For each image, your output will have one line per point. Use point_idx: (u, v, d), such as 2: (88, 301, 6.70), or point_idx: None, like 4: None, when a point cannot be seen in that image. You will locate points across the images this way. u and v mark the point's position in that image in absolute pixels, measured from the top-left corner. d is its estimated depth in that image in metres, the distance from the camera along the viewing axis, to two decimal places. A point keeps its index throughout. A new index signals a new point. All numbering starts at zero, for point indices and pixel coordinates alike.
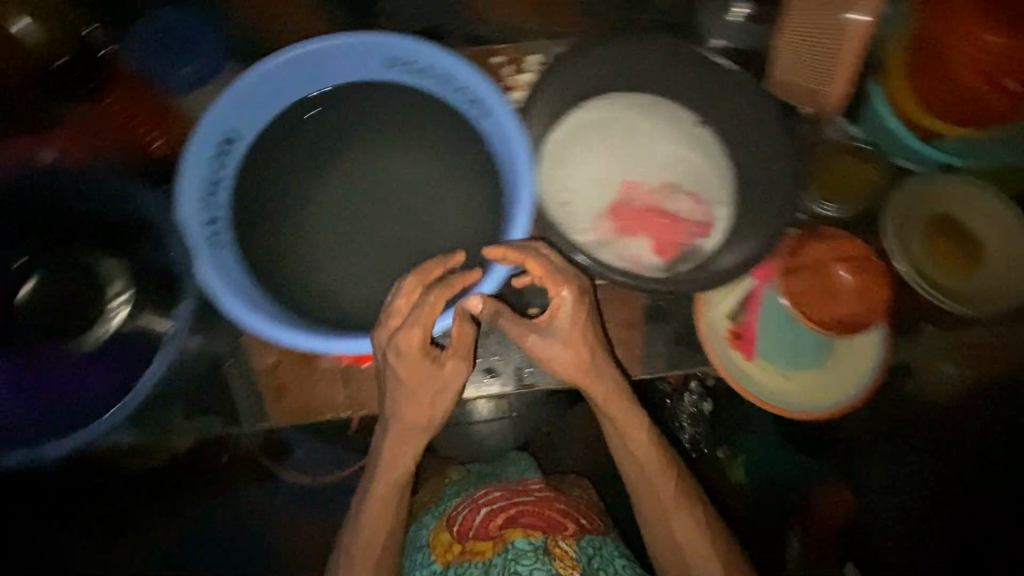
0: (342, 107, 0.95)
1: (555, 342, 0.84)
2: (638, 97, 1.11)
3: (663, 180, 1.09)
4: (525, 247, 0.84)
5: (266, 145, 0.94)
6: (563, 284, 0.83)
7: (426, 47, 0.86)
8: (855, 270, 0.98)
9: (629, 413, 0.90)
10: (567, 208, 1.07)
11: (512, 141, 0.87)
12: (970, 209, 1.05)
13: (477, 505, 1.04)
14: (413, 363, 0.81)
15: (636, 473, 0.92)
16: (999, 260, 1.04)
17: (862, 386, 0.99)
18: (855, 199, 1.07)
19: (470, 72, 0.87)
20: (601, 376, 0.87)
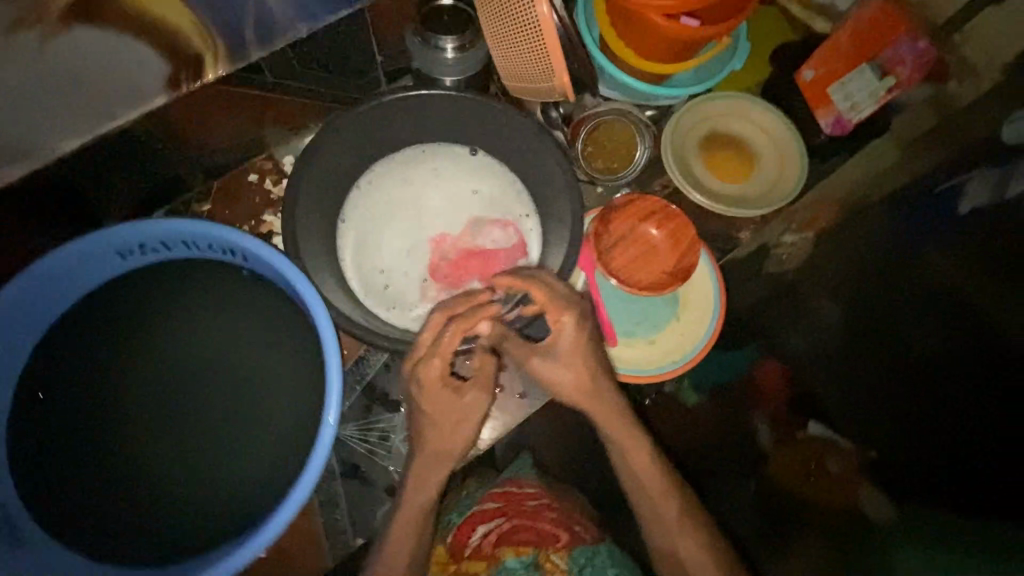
0: (114, 331, 0.84)
1: (563, 361, 0.89)
2: (407, 154, 1.08)
3: (468, 219, 1.08)
4: (530, 277, 0.88)
5: (65, 386, 0.83)
6: (567, 311, 0.87)
7: (139, 225, 0.80)
8: (663, 222, 1.03)
9: (629, 431, 0.94)
10: (389, 290, 1.02)
11: (280, 267, 0.82)
12: (726, 120, 1.17)
13: (473, 521, 1.09)
14: (443, 400, 0.87)
15: (647, 503, 0.97)
16: (763, 154, 1.16)
17: (716, 315, 1.05)
18: (632, 142, 1.13)
19: (202, 227, 0.81)
20: (599, 393, 0.93)
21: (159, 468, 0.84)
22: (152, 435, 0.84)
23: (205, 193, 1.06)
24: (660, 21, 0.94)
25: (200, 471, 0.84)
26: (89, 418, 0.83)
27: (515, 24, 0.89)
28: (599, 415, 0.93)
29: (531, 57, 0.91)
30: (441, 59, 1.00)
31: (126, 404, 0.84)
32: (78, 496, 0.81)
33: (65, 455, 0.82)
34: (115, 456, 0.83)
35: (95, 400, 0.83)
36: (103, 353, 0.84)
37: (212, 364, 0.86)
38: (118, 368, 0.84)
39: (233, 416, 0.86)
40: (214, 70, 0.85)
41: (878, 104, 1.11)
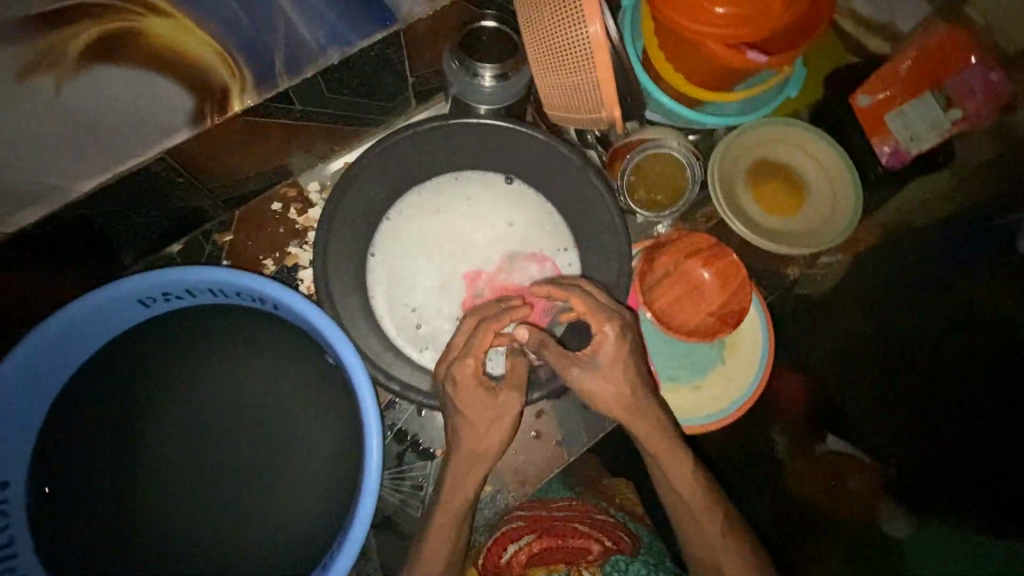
0: (141, 377, 0.81)
1: (603, 371, 0.82)
2: (439, 181, 1.02)
3: (503, 254, 1.02)
4: (569, 285, 0.83)
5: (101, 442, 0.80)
6: (608, 319, 0.81)
7: (159, 276, 0.74)
8: (709, 260, 0.98)
9: (671, 449, 0.86)
10: (421, 330, 0.96)
11: (311, 318, 0.76)
12: (775, 146, 1.10)
13: (498, 543, 0.95)
14: (474, 399, 0.81)
15: (685, 514, 0.88)
16: (814, 187, 1.10)
17: (763, 366, 0.99)
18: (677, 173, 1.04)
19: (226, 275, 0.75)
20: (641, 410, 0.84)
21: (188, 516, 0.81)
22: (182, 482, 0.81)
23: (228, 222, 1.00)
24: (714, 46, 0.86)
25: (230, 520, 0.81)
26: (115, 465, 0.80)
27: (563, 51, 0.82)
28: (638, 433, 0.85)
29: (578, 85, 0.84)
30: (479, 86, 0.94)
31: (154, 452, 0.81)
32: (102, 543, 0.79)
33: (84, 501, 0.78)
34: (142, 503, 0.80)
35: (121, 448, 0.80)
36: (129, 401, 0.80)
37: (245, 414, 0.83)
38: (145, 416, 0.81)
39: (264, 463, 0.82)
40: (239, 101, 0.78)
41: (936, 139, 1.05)
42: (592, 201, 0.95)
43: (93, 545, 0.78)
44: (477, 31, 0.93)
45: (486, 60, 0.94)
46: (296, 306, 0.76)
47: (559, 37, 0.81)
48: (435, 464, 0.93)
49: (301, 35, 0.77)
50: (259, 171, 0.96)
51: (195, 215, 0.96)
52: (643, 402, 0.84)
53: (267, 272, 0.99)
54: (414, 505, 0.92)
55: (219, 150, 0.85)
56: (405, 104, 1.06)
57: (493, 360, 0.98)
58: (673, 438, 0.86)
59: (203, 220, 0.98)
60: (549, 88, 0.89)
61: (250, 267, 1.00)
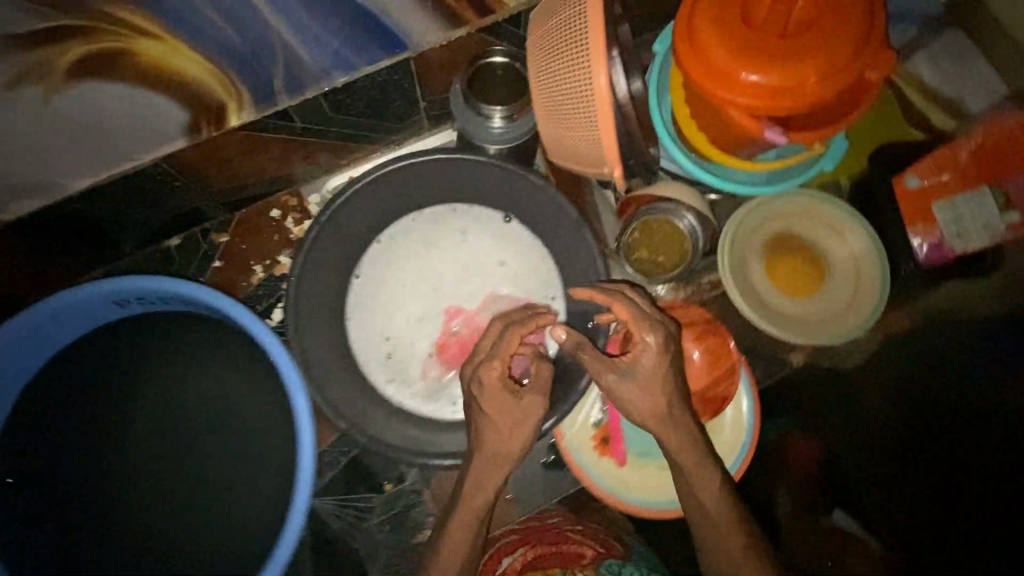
0: (138, 372, 0.88)
1: (640, 384, 0.78)
2: (438, 210, 1.00)
3: (487, 294, 0.99)
4: (613, 291, 0.80)
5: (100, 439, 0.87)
6: (650, 329, 0.77)
7: (130, 282, 0.78)
8: (702, 336, 0.92)
9: (699, 461, 0.80)
10: (392, 359, 0.95)
11: (266, 342, 0.77)
12: (803, 218, 1.01)
13: (493, 560, 0.90)
14: (499, 399, 0.78)
15: (707, 529, 0.80)
16: (837, 272, 1.01)
17: (736, 464, 0.92)
18: (677, 241, 0.97)
19: (186, 285, 0.78)
20: (675, 422, 0.79)
21: (165, 506, 0.87)
22: (160, 475, 0.88)
23: (227, 223, 1.02)
24: (735, 112, 0.79)
25: (203, 512, 0.87)
26: (103, 451, 0.87)
27: (568, 103, 0.78)
28: (672, 450, 0.80)
29: (582, 138, 0.80)
30: (490, 127, 0.93)
31: (139, 442, 0.88)
32: (87, 522, 0.86)
33: (77, 480, 0.86)
34: (126, 490, 0.87)
35: (111, 435, 0.87)
36: (125, 393, 0.88)
37: (225, 417, 0.88)
38: (135, 409, 0.88)
39: (238, 465, 0.88)
40: (238, 116, 0.80)
41: (983, 243, 0.93)
42: None
43: (77, 523, 0.86)
44: (483, 69, 0.92)
45: (496, 100, 0.92)
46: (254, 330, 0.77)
47: (565, 88, 0.77)
48: (385, 498, 0.92)
49: (300, 57, 0.77)
50: (259, 178, 0.97)
51: (197, 214, 0.98)
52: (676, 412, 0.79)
53: (253, 278, 0.99)
54: (355, 536, 0.91)
55: (216, 160, 0.87)
56: (416, 125, 1.04)
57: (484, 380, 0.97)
58: (700, 455, 0.80)
59: (202, 219, 1.00)
60: (554, 138, 0.85)
61: (237, 270, 1.00)
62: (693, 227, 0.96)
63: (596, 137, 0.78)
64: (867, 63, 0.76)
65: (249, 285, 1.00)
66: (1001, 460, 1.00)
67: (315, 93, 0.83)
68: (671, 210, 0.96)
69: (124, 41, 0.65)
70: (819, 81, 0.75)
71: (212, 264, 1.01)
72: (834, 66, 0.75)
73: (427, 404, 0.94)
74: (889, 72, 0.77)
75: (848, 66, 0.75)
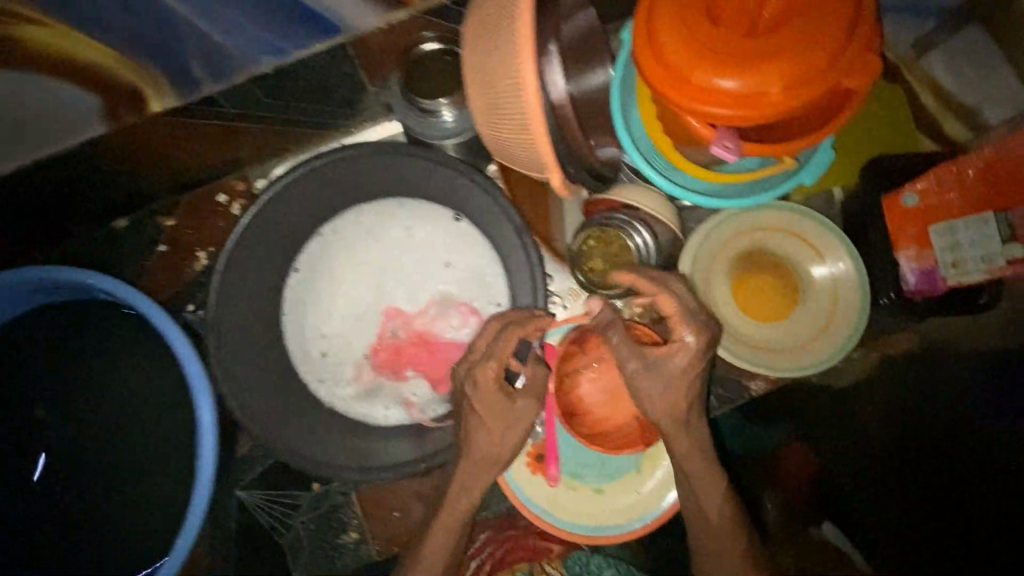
0: (91, 368, 0.87)
1: (658, 383, 0.75)
2: (383, 203, 0.95)
3: (429, 298, 0.95)
4: (661, 280, 0.76)
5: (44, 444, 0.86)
6: (686, 332, 0.73)
7: (36, 271, 0.78)
8: None
9: (706, 467, 0.78)
10: (327, 358, 0.93)
11: (166, 333, 0.76)
12: (781, 235, 0.94)
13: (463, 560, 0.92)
14: (494, 403, 0.75)
15: (703, 537, 0.79)
16: (811, 295, 0.92)
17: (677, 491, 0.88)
18: (624, 256, 0.88)
19: (95, 275, 0.78)
20: (690, 428, 0.77)
21: (116, 508, 0.85)
22: (106, 474, 0.86)
23: (172, 206, 1.00)
24: (693, 121, 0.70)
25: (144, 519, 0.85)
26: (60, 449, 0.86)
27: (501, 102, 0.71)
28: (679, 455, 0.78)
29: (519, 141, 0.73)
30: (436, 123, 0.85)
31: (81, 438, 0.87)
32: (86, 522, 0.85)
33: (47, 479, 0.86)
34: (93, 492, 0.86)
35: (54, 432, 0.86)
36: (63, 386, 0.87)
37: (163, 418, 0.86)
38: (77, 411, 0.87)
39: (179, 466, 0.86)
40: (158, 102, 0.77)
41: (981, 276, 0.81)
42: (518, 262, 0.85)
43: (76, 522, 0.85)
44: (421, 57, 0.83)
45: (441, 91, 0.83)
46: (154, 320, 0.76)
47: (496, 84, 0.70)
48: (312, 497, 0.92)
49: (220, 43, 0.72)
50: (200, 162, 0.94)
51: (143, 194, 0.96)
52: (692, 416, 0.77)
53: (196, 266, 0.98)
54: (281, 531, 0.92)
55: (152, 145, 0.84)
56: (370, 112, 0.97)
57: (415, 386, 0.93)
58: (710, 461, 0.78)
59: (147, 201, 0.98)
60: (492, 137, 0.78)
61: (183, 257, 0.99)
62: (645, 246, 0.87)
63: (532, 140, 0.71)
64: (843, 73, 0.65)
65: (193, 272, 0.99)
66: (1003, 479, 0.86)
67: (242, 78, 0.78)
68: (616, 221, 0.88)
69: (5, 32, 0.60)
70: (784, 90, 0.65)
71: (157, 248, 0.99)
72: (803, 73, 0.64)
73: (359, 405, 0.92)
74: (872, 82, 0.66)
75: (820, 73, 0.65)
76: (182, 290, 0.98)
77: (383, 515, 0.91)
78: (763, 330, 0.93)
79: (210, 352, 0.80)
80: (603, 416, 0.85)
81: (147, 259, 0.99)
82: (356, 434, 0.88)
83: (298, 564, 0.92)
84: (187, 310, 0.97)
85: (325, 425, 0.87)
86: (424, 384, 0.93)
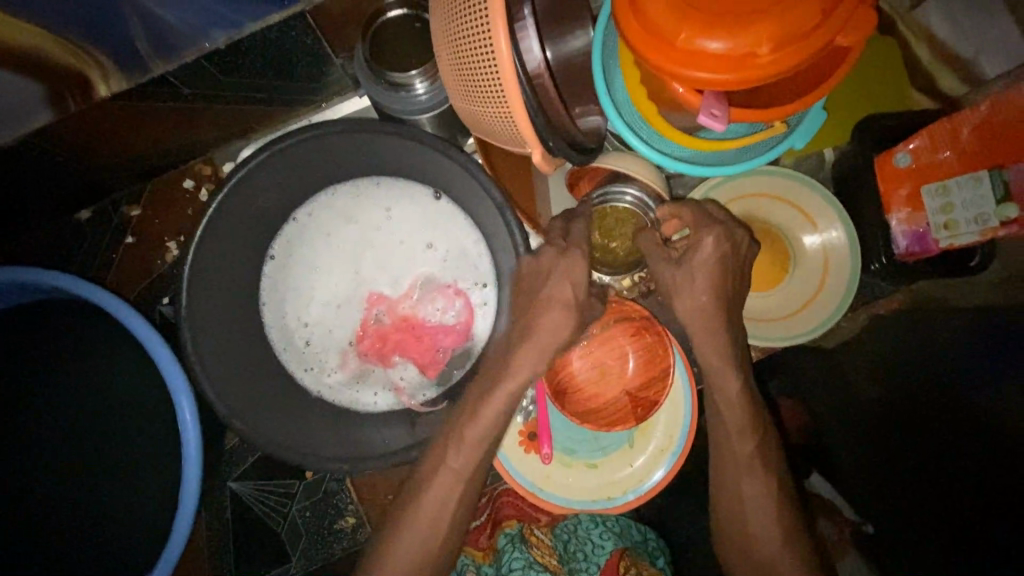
0: (63, 370, 0.84)
1: (683, 284, 0.76)
2: (360, 183, 0.91)
3: (412, 280, 0.93)
4: (701, 205, 0.79)
5: (19, 453, 0.83)
6: (708, 229, 0.76)
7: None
8: (638, 333, 0.85)
9: (725, 406, 0.77)
10: (309, 348, 0.92)
11: (144, 337, 0.73)
12: (770, 201, 0.92)
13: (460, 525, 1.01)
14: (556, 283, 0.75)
15: (733, 483, 0.77)
16: (802, 266, 0.91)
17: (671, 462, 0.88)
18: (621, 220, 0.87)
19: (52, 275, 0.75)
20: (727, 350, 0.76)
21: (103, 515, 0.83)
22: (89, 480, 0.83)
23: (137, 195, 0.97)
24: (678, 87, 0.66)
25: (135, 525, 0.82)
26: (37, 456, 0.84)
27: (473, 73, 0.66)
28: (710, 368, 0.77)
29: (496, 115, 0.69)
30: (405, 98, 0.78)
31: (55, 447, 0.84)
32: (75, 531, 0.83)
33: (27, 491, 0.83)
34: (88, 501, 0.84)
35: (22, 441, 0.83)
36: (34, 394, 0.84)
37: (141, 422, 0.83)
38: (48, 416, 0.84)
39: (160, 469, 0.83)
40: (106, 87, 0.71)
41: (977, 238, 0.79)
42: (502, 243, 0.81)
43: (65, 532, 0.83)
44: (385, 24, 0.78)
45: (405, 65, 0.78)
46: (127, 323, 0.73)
47: (468, 53, 0.65)
48: (306, 486, 0.92)
49: (165, 20, 0.66)
50: (157, 147, 0.89)
51: (101, 186, 0.92)
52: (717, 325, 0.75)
53: (166, 256, 0.94)
54: (277, 521, 0.92)
55: (106, 133, 0.79)
56: (336, 84, 0.93)
57: (402, 369, 0.92)
58: (746, 384, 0.77)
59: (110, 190, 0.95)
60: (468, 110, 0.73)
61: (153, 247, 0.96)
62: (638, 201, 0.85)
63: (510, 114, 0.66)
64: (837, 29, 0.60)
65: (163, 263, 0.95)
66: None
67: (195, 56, 0.72)
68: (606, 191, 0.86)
69: None
70: (773, 51, 0.60)
71: (124, 240, 0.96)
72: (794, 31, 0.60)
73: (348, 392, 0.91)
74: (866, 39, 0.62)
75: (812, 31, 0.60)
76: (153, 285, 0.95)
77: (378, 499, 0.92)
78: (762, 292, 0.92)
79: (187, 353, 0.75)
80: (592, 393, 0.86)
81: (114, 253, 0.96)
82: (347, 422, 0.87)
83: (297, 554, 0.92)
84: (161, 303, 0.95)
85: (313, 415, 0.86)
86: (410, 367, 0.92)
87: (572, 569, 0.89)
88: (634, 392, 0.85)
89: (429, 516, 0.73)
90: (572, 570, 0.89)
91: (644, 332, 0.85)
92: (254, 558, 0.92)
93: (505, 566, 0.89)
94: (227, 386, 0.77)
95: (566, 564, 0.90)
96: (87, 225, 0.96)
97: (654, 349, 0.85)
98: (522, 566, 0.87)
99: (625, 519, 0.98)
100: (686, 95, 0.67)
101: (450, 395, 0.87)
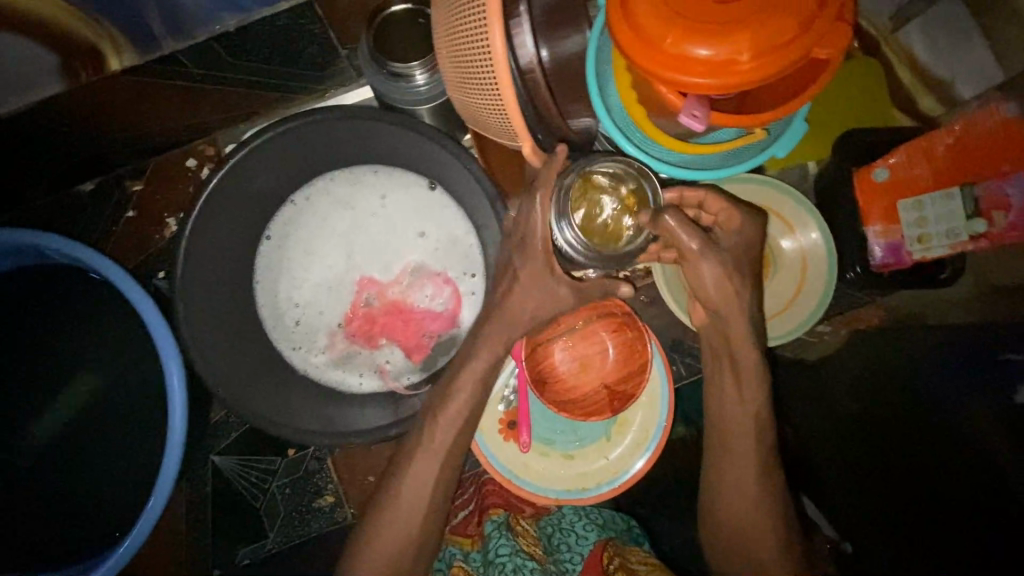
0: (58, 337, 0.86)
1: (724, 262, 0.73)
2: (357, 170, 0.94)
3: (402, 266, 0.95)
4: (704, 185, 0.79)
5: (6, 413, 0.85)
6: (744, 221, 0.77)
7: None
8: (619, 329, 0.88)
9: (744, 393, 0.77)
10: (298, 328, 0.94)
11: (136, 304, 0.75)
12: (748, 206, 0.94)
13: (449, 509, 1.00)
14: (539, 275, 0.75)
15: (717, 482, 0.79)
16: (784, 269, 0.94)
17: (647, 453, 0.90)
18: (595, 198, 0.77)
19: (51, 238, 0.77)
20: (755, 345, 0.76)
21: (86, 480, 0.85)
22: (76, 444, 0.85)
23: (141, 171, 1.00)
24: (662, 89, 0.70)
25: (117, 490, 0.84)
26: (24, 416, 0.85)
27: (469, 65, 0.69)
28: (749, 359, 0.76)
29: (489, 108, 0.72)
30: (407, 88, 0.82)
31: (43, 410, 0.86)
32: (57, 493, 0.85)
33: (10, 452, 0.84)
34: (72, 464, 0.85)
35: (11, 404, 0.85)
36: (26, 357, 0.86)
37: (128, 390, 0.85)
38: (40, 379, 0.86)
39: (144, 436, 0.84)
40: (117, 60, 0.74)
41: (950, 250, 0.81)
42: (491, 231, 0.84)
43: (46, 493, 0.85)
44: (391, 17, 0.81)
45: (407, 58, 0.81)
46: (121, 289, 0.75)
47: (464, 46, 0.68)
48: (288, 463, 0.94)
49: (178, 0, 0.69)
50: (164, 125, 0.92)
51: (106, 159, 0.95)
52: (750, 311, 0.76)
53: (165, 231, 0.97)
54: (255, 496, 0.94)
55: (115, 107, 0.82)
56: (340, 75, 0.96)
57: (387, 353, 0.94)
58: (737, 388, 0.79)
59: (114, 165, 0.97)
60: (463, 102, 0.76)
61: (153, 222, 0.98)
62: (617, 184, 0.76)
63: (503, 108, 0.69)
64: (814, 42, 0.64)
65: (161, 238, 0.98)
66: None
67: (203, 36, 0.75)
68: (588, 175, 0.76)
69: None
70: (753, 59, 0.63)
71: (125, 213, 0.99)
72: (772, 41, 0.63)
73: (333, 372, 0.93)
74: (842, 54, 0.65)
75: (790, 44, 0.63)
76: (151, 258, 0.98)
77: (359, 479, 0.94)
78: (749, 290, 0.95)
79: (179, 322, 0.77)
80: (572, 384, 0.88)
81: (116, 226, 0.99)
82: (330, 400, 0.89)
83: (273, 530, 0.93)
84: (157, 277, 0.97)
85: (297, 392, 0.87)
86: (396, 352, 0.94)
87: (556, 560, 0.85)
88: (611, 387, 0.87)
89: (412, 495, 0.74)
90: (556, 561, 0.85)
91: (622, 331, 0.88)
92: (235, 529, 0.94)
93: (491, 552, 0.86)
94: (213, 356, 0.79)
95: (550, 556, 0.86)
96: (90, 198, 0.99)
97: (634, 349, 0.87)
98: (510, 551, 0.84)
99: (608, 512, 0.96)
100: (671, 98, 0.70)
101: (433, 379, 0.90)
